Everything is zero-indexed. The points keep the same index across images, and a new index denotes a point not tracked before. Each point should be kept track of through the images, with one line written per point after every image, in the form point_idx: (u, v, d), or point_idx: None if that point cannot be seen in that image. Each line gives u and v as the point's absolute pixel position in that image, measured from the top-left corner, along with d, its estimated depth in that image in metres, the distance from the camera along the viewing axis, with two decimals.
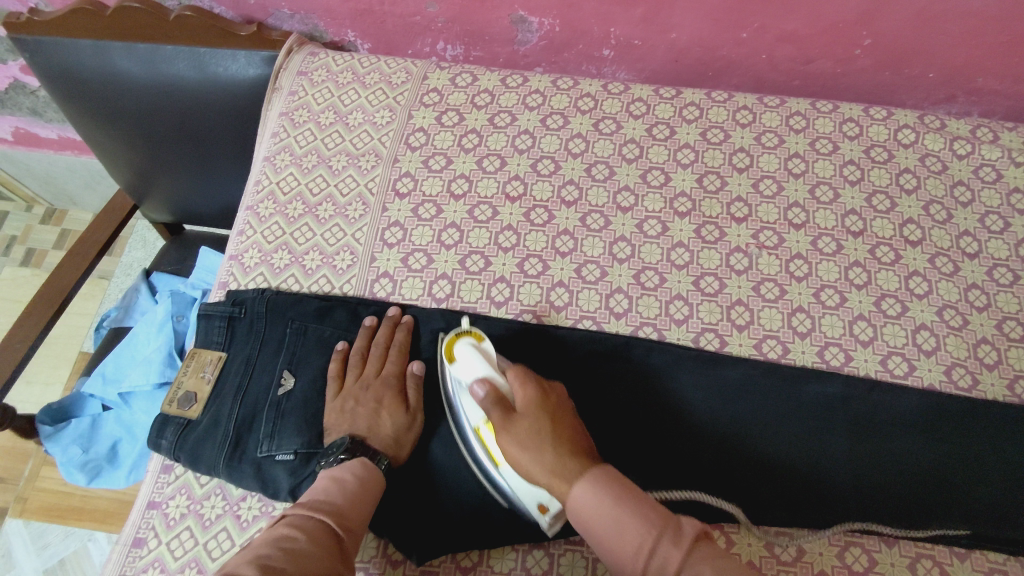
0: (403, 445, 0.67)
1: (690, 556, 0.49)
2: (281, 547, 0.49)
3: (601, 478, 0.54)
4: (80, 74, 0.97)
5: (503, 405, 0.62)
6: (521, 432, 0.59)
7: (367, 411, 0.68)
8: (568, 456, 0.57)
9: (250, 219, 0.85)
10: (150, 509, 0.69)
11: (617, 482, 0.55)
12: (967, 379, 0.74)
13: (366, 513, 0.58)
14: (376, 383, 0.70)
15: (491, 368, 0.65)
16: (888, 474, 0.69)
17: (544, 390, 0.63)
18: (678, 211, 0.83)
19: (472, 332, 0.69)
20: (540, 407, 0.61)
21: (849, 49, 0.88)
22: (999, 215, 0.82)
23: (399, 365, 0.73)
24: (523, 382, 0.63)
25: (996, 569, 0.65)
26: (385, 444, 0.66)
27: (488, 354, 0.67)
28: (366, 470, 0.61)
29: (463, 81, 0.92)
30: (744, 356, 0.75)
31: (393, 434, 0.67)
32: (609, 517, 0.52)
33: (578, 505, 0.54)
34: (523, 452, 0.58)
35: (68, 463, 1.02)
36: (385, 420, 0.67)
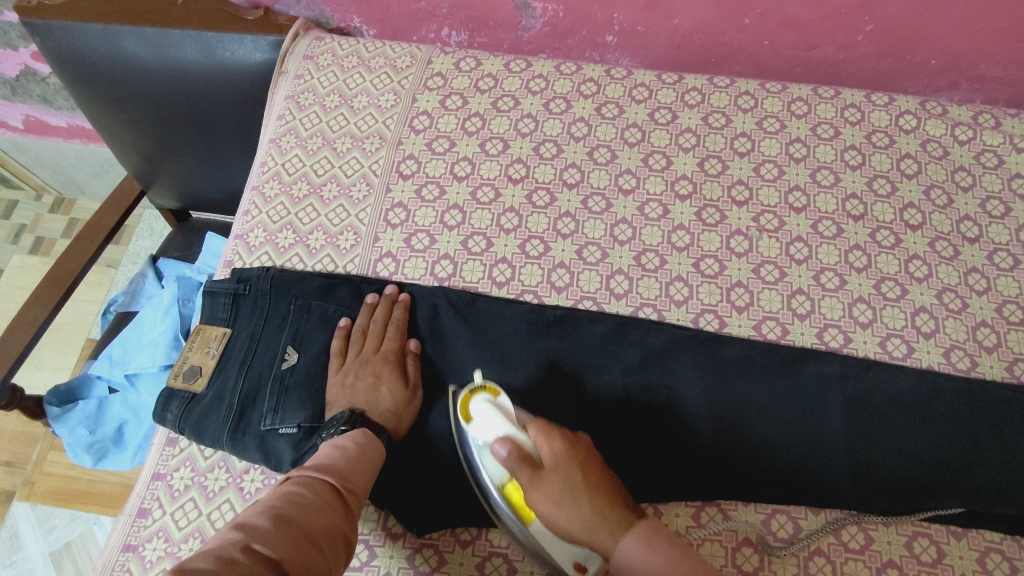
0: (404, 419, 0.69)
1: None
2: (291, 501, 0.50)
3: (645, 534, 0.52)
4: (89, 57, 0.98)
5: (529, 463, 0.58)
6: (554, 489, 0.56)
7: (368, 385, 0.69)
8: (608, 510, 0.55)
9: (256, 199, 0.86)
10: (155, 481, 0.71)
11: (664, 538, 0.52)
12: (966, 361, 0.74)
13: (368, 475, 0.59)
14: (376, 359, 0.71)
15: (508, 426, 0.61)
16: (885, 454, 0.69)
17: (571, 441, 0.60)
18: (678, 193, 0.83)
19: (485, 386, 0.66)
20: (570, 459, 0.58)
21: (851, 35, 0.88)
22: (1000, 200, 0.82)
23: (399, 341, 0.73)
24: (546, 436, 0.60)
25: (992, 548, 0.65)
26: (386, 417, 0.67)
27: (505, 410, 0.63)
28: (370, 439, 0.62)
29: (467, 65, 0.93)
30: (743, 336, 0.75)
31: (394, 408, 0.68)
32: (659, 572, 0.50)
33: (625, 560, 0.52)
34: (557, 509, 0.55)
35: (75, 444, 1.03)
36: (386, 395, 0.68)
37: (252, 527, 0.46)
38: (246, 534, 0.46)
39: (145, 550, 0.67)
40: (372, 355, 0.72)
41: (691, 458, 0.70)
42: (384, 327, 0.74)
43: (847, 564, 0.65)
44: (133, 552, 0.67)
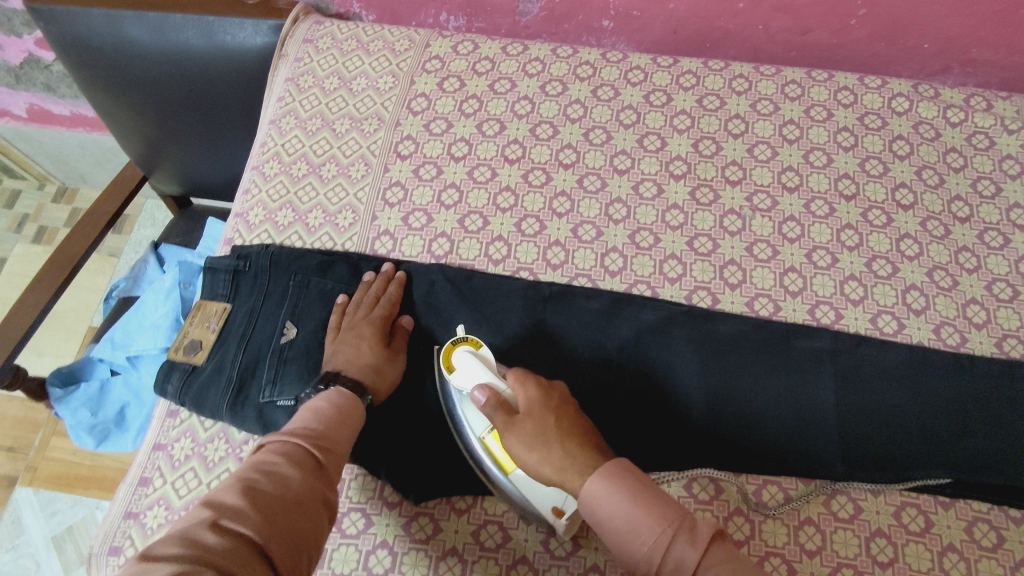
0: (383, 380, 0.70)
1: (705, 560, 0.49)
2: (263, 471, 0.51)
3: (614, 472, 0.54)
4: (91, 41, 0.99)
5: (505, 408, 0.60)
6: (526, 434, 0.58)
7: (353, 346, 0.70)
8: (578, 450, 0.57)
9: (256, 178, 0.87)
10: (156, 451, 0.72)
11: (631, 476, 0.54)
12: (956, 337, 0.75)
13: (345, 434, 0.60)
14: (365, 323, 0.72)
15: (489, 374, 0.63)
16: (874, 426, 0.70)
17: (546, 387, 0.61)
18: (673, 173, 0.84)
19: (468, 340, 0.67)
20: (544, 405, 0.60)
21: (844, 19, 0.89)
22: (991, 180, 0.83)
23: (391, 311, 0.75)
24: (523, 382, 0.61)
25: (980, 518, 0.66)
26: (365, 373, 0.68)
27: (486, 361, 0.65)
28: (342, 397, 0.63)
29: (465, 49, 0.94)
30: (736, 312, 0.76)
31: (373, 365, 0.69)
32: (623, 513, 0.52)
33: (591, 500, 0.53)
34: (530, 452, 0.57)
35: (77, 426, 1.04)
36: (368, 353, 0.69)
37: (221, 503, 0.47)
38: (216, 511, 0.47)
39: (146, 518, 0.68)
40: (360, 322, 0.73)
41: (684, 430, 0.71)
42: (376, 299, 0.75)
43: (836, 534, 0.66)
44: (135, 520, 0.68)
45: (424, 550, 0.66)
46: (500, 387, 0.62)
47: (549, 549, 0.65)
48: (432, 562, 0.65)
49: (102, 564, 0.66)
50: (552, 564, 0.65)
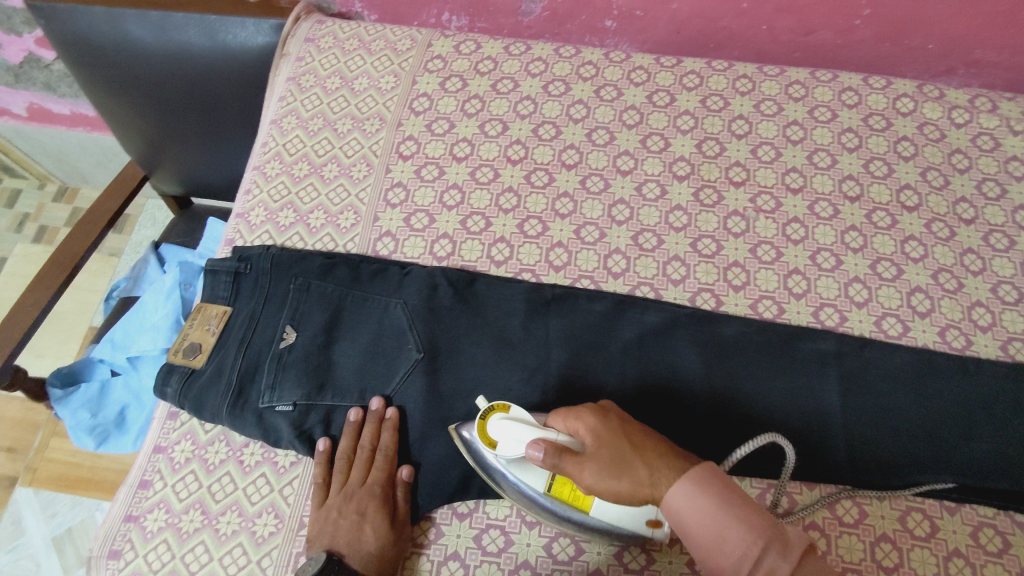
0: (390, 564, 0.63)
1: (798, 571, 0.47)
2: None
3: (703, 477, 0.51)
4: (91, 39, 0.98)
5: (569, 450, 0.55)
6: (604, 460, 0.54)
7: (351, 524, 0.64)
8: (660, 461, 0.53)
9: (257, 178, 0.87)
10: (156, 453, 0.71)
11: (721, 483, 0.51)
12: (961, 340, 0.74)
13: None
14: (362, 493, 0.66)
15: (533, 428, 0.59)
16: (878, 429, 0.70)
17: (602, 408, 0.57)
18: (676, 174, 0.84)
19: (495, 407, 0.64)
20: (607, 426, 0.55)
21: (849, 19, 0.89)
22: (996, 181, 0.83)
23: (388, 470, 0.68)
24: (576, 415, 0.57)
25: (986, 522, 0.66)
26: (369, 563, 0.62)
27: (523, 418, 0.61)
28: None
29: (467, 48, 0.93)
30: (739, 314, 0.76)
31: (377, 551, 0.63)
32: (712, 518, 0.49)
33: (679, 506, 0.51)
34: (615, 478, 0.53)
35: (77, 427, 1.03)
36: (369, 538, 0.63)
37: None
38: None
39: (146, 521, 0.68)
40: (356, 489, 0.66)
41: (688, 434, 0.70)
42: (371, 452, 0.68)
43: (841, 538, 0.66)
44: (134, 523, 0.68)
45: (426, 555, 0.65)
46: (551, 435, 0.58)
47: (552, 554, 0.65)
48: (434, 567, 0.65)
49: (102, 567, 0.66)
50: (554, 568, 0.64)
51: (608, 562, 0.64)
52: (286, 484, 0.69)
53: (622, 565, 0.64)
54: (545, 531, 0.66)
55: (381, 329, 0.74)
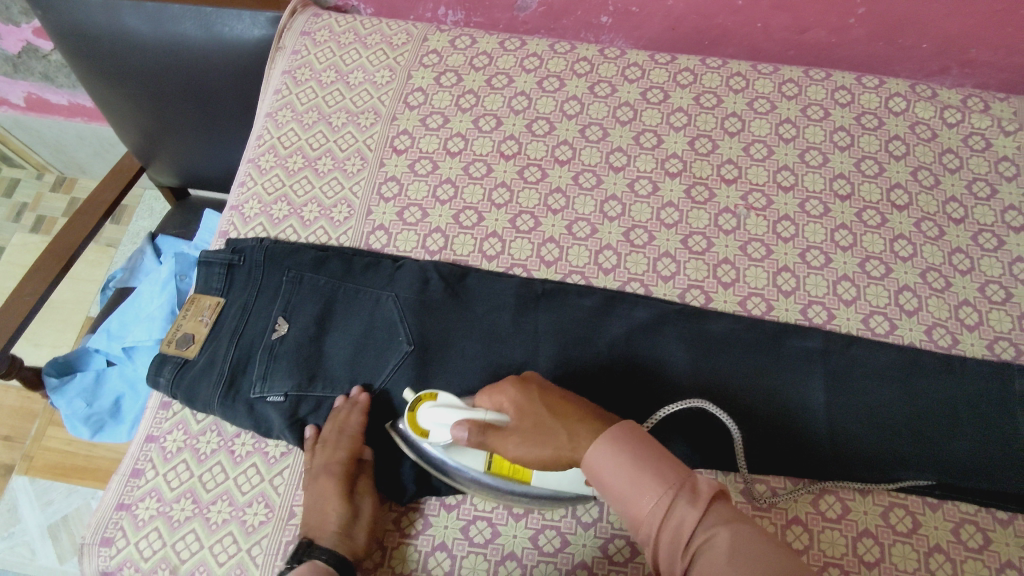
0: (357, 538, 0.63)
1: (707, 518, 0.48)
2: None
3: (614, 435, 0.51)
4: (89, 30, 0.98)
5: (490, 428, 0.57)
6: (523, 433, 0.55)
7: (316, 505, 0.64)
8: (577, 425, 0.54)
9: (252, 170, 0.87)
10: (148, 442, 0.72)
11: (633, 437, 0.51)
12: (947, 339, 0.75)
13: None
14: (322, 472, 0.66)
15: (460, 412, 0.60)
16: (863, 426, 0.70)
17: (523, 381, 0.58)
18: (669, 171, 0.84)
19: (423, 398, 0.65)
20: (530, 397, 0.56)
21: (844, 18, 0.89)
22: (986, 182, 0.83)
23: (350, 448, 0.67)
24: (499, 393, 0.58)
25: (967, 519, 0.67)
26: (337, 539, 0.61)
27: (451, 403, 0.63)
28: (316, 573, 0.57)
29: (463, 43, 0.94)
30: (728, 311, 0.77)
31: (342, 527, 0.62)
32: (624, 475, 0.50)
33: (593, 467, 0.52)
34: (537, 448, 0.54)
35: (73, 416, 1.04)
36: (333, 513, 0.63)
37: None
38: None
39: (138, 509, 0.68)
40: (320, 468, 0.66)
41: (674, 428, 0.71)
42: (337, 433, 0.68)
43: (824, 533, 0.67)
44: (126, 511, 0.69)
45: (414, 545, 0.67)
46: (478, 415, 0.59)
47: (538, 545, 0.66)
48: (422, 556, 0.66)
49: (94, 555, 0.67)
50: (540, 560, 0.65)
51: (593, 554, 0.65)
52: (277, 473, 0.69)
53: (607, 557, 0.65)
54: (532, 522, 0.67)
55: (372, 321, 0.75)
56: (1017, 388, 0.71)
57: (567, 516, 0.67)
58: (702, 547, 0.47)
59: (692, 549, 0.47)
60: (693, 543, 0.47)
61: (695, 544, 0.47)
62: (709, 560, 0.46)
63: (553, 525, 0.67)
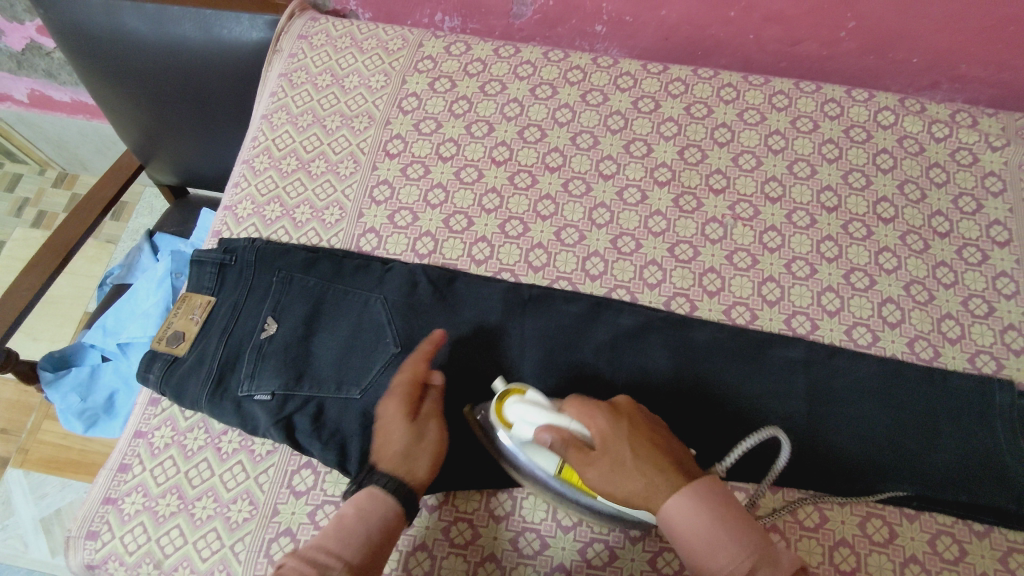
0: (418, 461, 0.63)
1: None
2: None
3: (703, 499, 0.55)
4: (90, 30, 0.99)
5: (575, 445, 0.59)
6: (605, 467, 0.58)
7: (380, 432, 0.65)
8: (661, 481, 0.56)
9: (246, 171, 0.88)
10: (136, 438, 0.73)
11: (718, 502, 0.55)
12: (929, 351, 0.75)
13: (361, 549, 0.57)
14: (388, 399, 0.66)
15: (549, 414, 0.61)
16: (844, 437, 0.71)
17: (613, 416, 0.60)
18: (658, 180, 0.85)
19: (510, 390, 0.65)
20: (620, 433, 0.59)
21: (834, 31, 0.90)
22: (972, 197, 0.84)
23: (415, 373, 0.67)
24: (587, 417, 0.60)
25: (944, 531, 0.67)
26: (397, 464, 0.62)
27: (538, 402, 0.63)
28: (373, 502, 0.60)
29: (458, 49, 0.95)
30: (713, 320, 0.77)
31: (402, 450, 0.63)
32: (708, 539, 0.54)
33: (673, 520, 0.55)
34: (615, 487, 0.57)
35: (67, 410, 1.05)
36: (395, 438, 0.63)
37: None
38: None
39: (124, 504, 0.69)
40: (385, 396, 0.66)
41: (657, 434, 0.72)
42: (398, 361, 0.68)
43: (800, 541, 0.67)
44: (113, 505, 0.70)
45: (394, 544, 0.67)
46: (562, 423, 0.61)
47: (518, 547, 0.67)
48: (402, 556, 0.67)
49: (79, 548, 0.68)
50: (519, 562, 0.66)
51: (572, 557, 0.66)
52: (262, 471, 0.70)
53: (584, 561, 0.66)
54: (512, 525, 0.67)
55: (360, 323, 0.76)
56: (997, 402, 0.71)
57: (547, 519, 0.68)
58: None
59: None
60: None
61: None
62: None
63: (533, 527, 0.67)
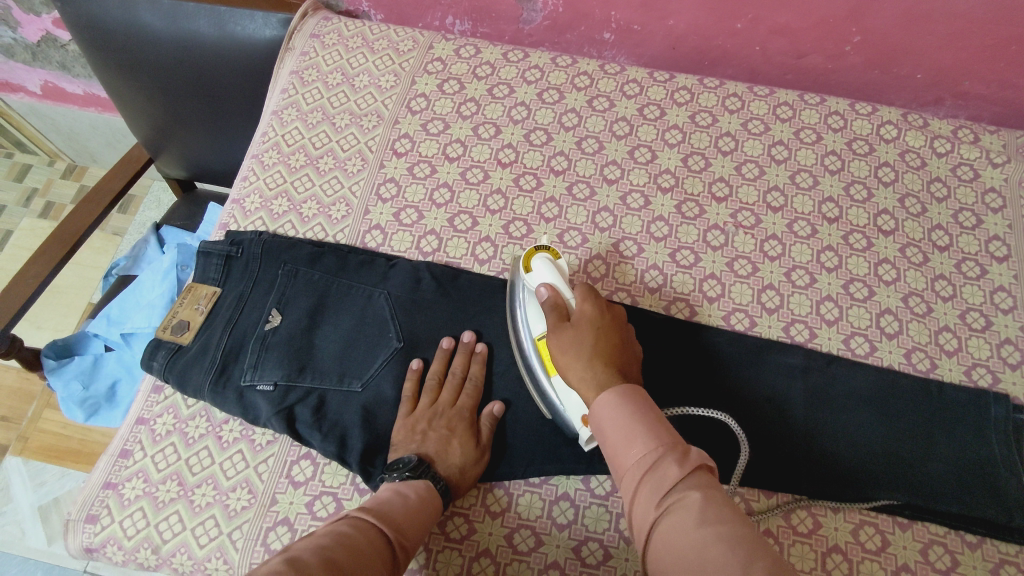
0: (467, 476, 0.67)
1: (688, 479, 0.49)
2: (347, 545, 0.50)
3: (629, 396, 0.56)
4: (106, 25, 1.01)
5: (558, 308, 0.65)
6: (567, 337, 0.63)
7: (439, 437, 0.68)
8: (601, 371, 0.59)
9: (255, 166, 0.90)
10: (138, 424, 0.74)
11: (644, 404, 0.56)
12: (926, 363, 0.76)
13: (420, 535, 0.59)
14: (451, 413, 0.70)
15: (560, 280, 0.68)
16: (838, 443, 0.71)
17: (601, 308, 0.64)
18: (661, 186, 0.86)
19: (548, 248, 0.72)
20: (597, 320, 0.64)
21: (840, 45, 0.91)
22: (972, 212, 0.85)
23: (476, 399, 0.72)
24: (583, 298, 0.65)
25: (936, 541, 0.67)
26: (452, 472, 0.66)
27: (561, 271, 0.70)
28: (430, 494, 0.62)
29: (467, 52, 0.96)
30: (712, 325, 0.78)
31: (461, 463, 0.67)
32: (624, 428, 0.54)
33: (597, 407, 0.57)
34: (563, 355, 0.62)
35: (68, 398, 1.06)
36: (456, 450, 0.67)
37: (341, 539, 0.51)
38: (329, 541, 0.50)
39: (124, 489, 0.70)
40: (446, 407, 0.70)
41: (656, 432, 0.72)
42: (460, 380, 0.72)
43: (793, 547, 0.67)
44: (112, 490, 0.70)
45: None
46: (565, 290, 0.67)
47: (513, 544, 0.67)
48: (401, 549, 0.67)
49: (78, 531, 0.69)
50: (514, 558, 0.66)
51: (566, 555, 0.66)
52: (261, 461, 0.71)
53: (579, 559, 0.66)
54: (508, 521, 0.68)
55: (363, 317, 0.77)
56: (992, 415, 0.72)
57: (543, 517, 0.68)
58: (675, 502, 0.48)
59: (665, 503, 0.48)
60: (668, 496, 0.49)
61: (670, 496, 0.49)
62: (679, 513, 0.47)
63: (528, 525, 0.68)
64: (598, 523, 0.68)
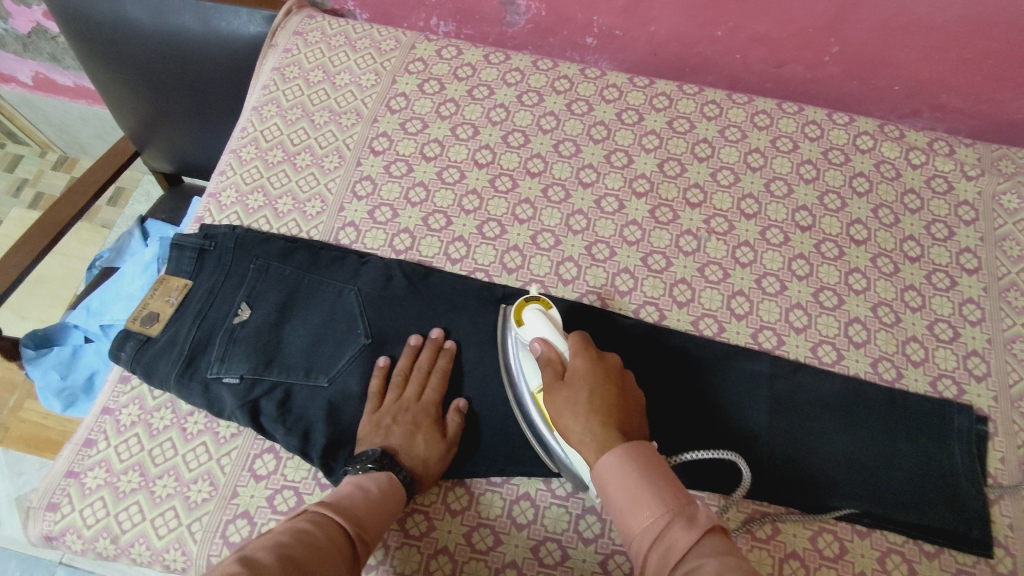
0: (431, 470, 0.67)
1: (699, 546, 0.48)
2: (303, 540, 0.50)
3: (631, 450, 0.54)
4: (92, 17, 1.01)
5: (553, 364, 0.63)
6: (563, 396, 0.60)
7: (403, 431, 0.68)
8: (600, 431, 0.56)
9: (232, 161, 0.90)
10: (104, 414, 0.74)
11: (646, 457, 0.54)
12: (892, 372, 0.76)
13: (380, 528, 0.59)
14: (416, 408, 0.70)
15: (552, 331, 0.67)
16: (801, 451, 0.72)
17: (594, 360, 0.62)
18: (635, 191, 0.87)
19: (539, 300, 0.71)
20: (591, 373, 0.61)
21: (819, 55, 0.91)
22: (944, 224, 0.85)
23: (442, 393, 0.72)
24: (574, 351, 0.63)
25: (894, 549, 0.67)
26: (415, 464, 0.67)
27: (554, 321, 0.69)
28: (393, 487, 0.62)
29: (449, 54, 0.97)
30: (681, 329, 0.78)
31: (424, 457, 0.67)
32: (628, 492, 0.52)
33: (599, 467, 0.55)
34: (561, 416, 0.59)
35: (45, 388, 1.06)
36: (419, 444, 0.67)
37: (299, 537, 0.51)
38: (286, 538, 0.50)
39: (86, 478, 0.70)
40: (412, 403, 0.70)
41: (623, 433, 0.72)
42: (427, 374, 0.72)
43: (752, 552, 0.67)
44: (74, 479, 0.70)
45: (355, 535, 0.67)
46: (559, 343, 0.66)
47: (471, 542, 0.67)
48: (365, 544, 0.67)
49: (39, 519, 0.69)
50: (471, 556, 0.66)
51: (525, 555, 0.66)
52: (225, 453, 0.71)
53: (536, 559, 0.66)
54: (467, 519, 0.68)
55: (332, 312, 0.77)
56: (954, 425, 0.72)
57: (503, 516, 0.68)
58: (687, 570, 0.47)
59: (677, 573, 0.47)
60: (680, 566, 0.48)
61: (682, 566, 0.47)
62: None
63: (488, 523, 0.68)
64: (558, 524, 0.68)
